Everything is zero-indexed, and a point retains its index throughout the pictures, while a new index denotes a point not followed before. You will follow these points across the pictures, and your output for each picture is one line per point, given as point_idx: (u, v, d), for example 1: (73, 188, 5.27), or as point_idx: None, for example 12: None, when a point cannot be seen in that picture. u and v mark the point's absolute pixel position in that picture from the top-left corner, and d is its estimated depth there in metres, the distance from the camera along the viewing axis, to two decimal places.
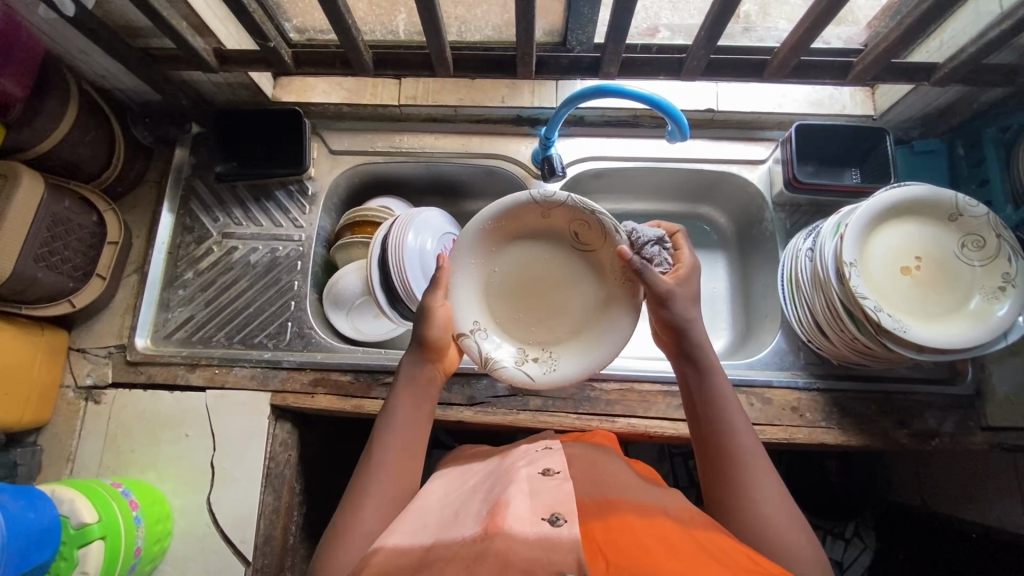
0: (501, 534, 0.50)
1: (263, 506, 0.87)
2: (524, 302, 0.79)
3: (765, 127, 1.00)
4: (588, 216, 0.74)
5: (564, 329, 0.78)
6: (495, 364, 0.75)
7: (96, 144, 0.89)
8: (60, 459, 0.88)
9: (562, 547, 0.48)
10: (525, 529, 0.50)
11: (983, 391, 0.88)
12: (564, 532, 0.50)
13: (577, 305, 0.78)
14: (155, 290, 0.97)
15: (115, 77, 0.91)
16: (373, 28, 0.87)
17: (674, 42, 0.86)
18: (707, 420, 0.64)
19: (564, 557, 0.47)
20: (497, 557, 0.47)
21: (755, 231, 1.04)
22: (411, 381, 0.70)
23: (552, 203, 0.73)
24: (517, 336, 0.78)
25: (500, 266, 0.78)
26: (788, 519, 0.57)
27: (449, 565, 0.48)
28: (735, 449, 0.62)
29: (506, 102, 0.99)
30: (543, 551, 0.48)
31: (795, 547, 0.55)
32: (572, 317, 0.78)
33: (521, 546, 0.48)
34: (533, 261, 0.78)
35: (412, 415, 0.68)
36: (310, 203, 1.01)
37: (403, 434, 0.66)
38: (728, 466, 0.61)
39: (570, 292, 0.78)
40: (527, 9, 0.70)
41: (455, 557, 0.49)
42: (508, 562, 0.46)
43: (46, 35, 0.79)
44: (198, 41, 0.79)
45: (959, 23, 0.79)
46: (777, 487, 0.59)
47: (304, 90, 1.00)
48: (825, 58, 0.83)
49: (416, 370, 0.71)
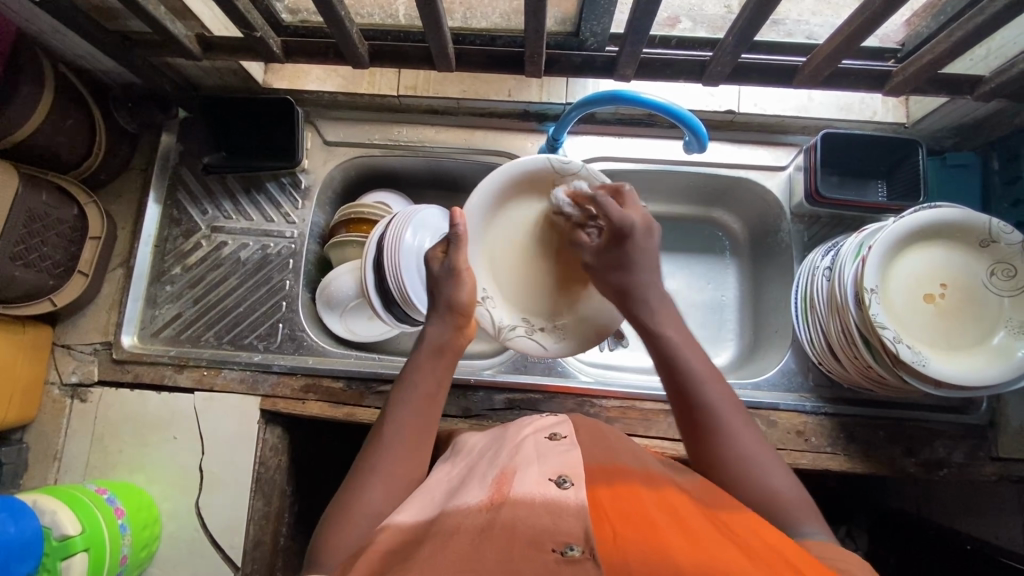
0: (509, 502, 0.49)
1: (252, 512, 0.85)
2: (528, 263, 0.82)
3: (788, 131, 0.94)
4: (595, 186, 0.79)
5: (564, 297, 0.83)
6: (506, 333, 0.81)
7: (76, 131, 0.83)
8: (47, 457, 0.87)
9: (569, 513, 0.47)
10: (532, 493, 0.50)
11: (997, 422, 0.85)
12: (571, 496, 0.49)
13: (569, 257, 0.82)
14: (141, 285, 0.93)
15: (94, 58, 0.84)
16: (371, 11, 0.79)
17: (696, 34, 0.79)
18: (681, 385, 0.61)
19: (570, 524, 0.46)
20: (504, 524, 0.46)
21: (770, 241, 0.99)
22: (436, 347, 0.67)
23: (568, 172, 0.78)
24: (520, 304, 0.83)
25: (497, 229, 0.81)
26: (782, 475, 0.57)
27: (453, 532, 0.47)
28: (711, 408, 0.59)
29: (512, 95, 0.92)
30: (550, 517, 0.47)
31: (783, 491, 0.56)
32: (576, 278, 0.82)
33: (527, 513, 0.47)
34: (529, 221, 0.82)
35: (433, 389, 0.64)
36: (303, 198, 0.97)
37: (419, 404, 0.63)
38: (710, 428, 0.59)
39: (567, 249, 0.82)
40: (540, 6, 0.64)
41: (460, 524, 0.48)
42: (513, 532, 0.45)
43: (16, 14, 0.72)
44: (178, 27, 0.73)
45: (1011, 32, 0.73)
46: (778, 463, 0.58)
47: (298, 77, 0.94)
48: (862, 65, 0.76)
49: (444, 337, 0.68)
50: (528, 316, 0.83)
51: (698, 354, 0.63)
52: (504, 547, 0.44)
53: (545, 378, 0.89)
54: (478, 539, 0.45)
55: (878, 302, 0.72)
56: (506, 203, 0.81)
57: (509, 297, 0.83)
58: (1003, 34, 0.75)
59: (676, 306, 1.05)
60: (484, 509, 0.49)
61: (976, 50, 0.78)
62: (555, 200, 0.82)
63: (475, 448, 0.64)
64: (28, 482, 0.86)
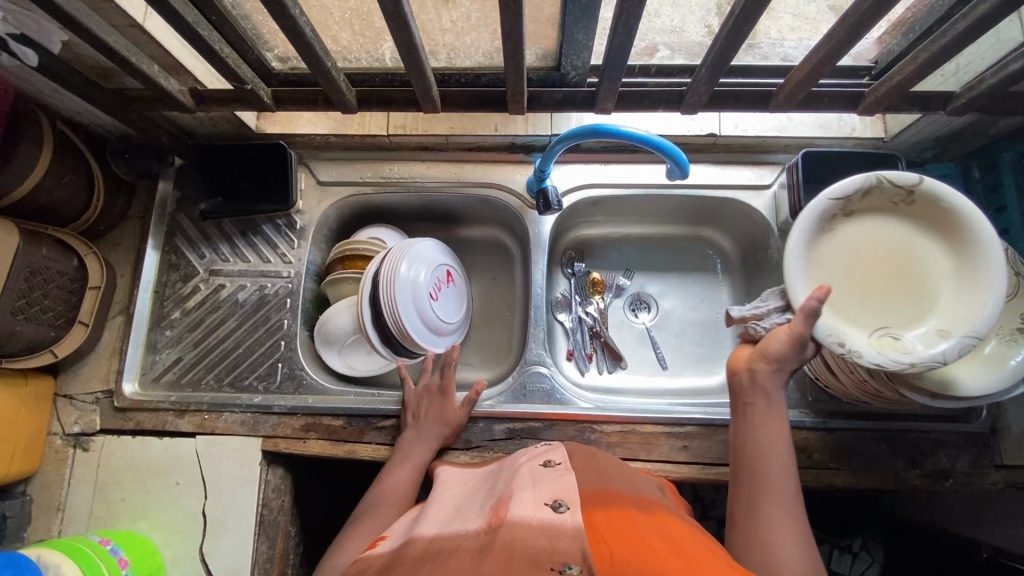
0: (506, 524, 0.48)
1: (257, 555, 0.85)
2: (891, 264, 0.73)
3: (771, 151, 0.96)
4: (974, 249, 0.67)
5: (915, 301, 0.70)
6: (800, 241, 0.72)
7: (74, 184, 0.85)
8: (50, 509, 0.87)
9: (565, 534, 0.46)
10: (528, 515, 0.49)
11: (998, 429, 0.85)
12: (566, 518, 0.48)
13: (888, 302, 0.71)
14: (142, 332, 0.95)
15: (91, 114, 0.87)
16: (359, 56, 0.80)
17: (675, 62, 0.81)
18: (748, 441, 0.64)
19: (567, 544, 0.45)
20: (501, 545, 0.45)
21: (760, 258, 1.00)
22: (406, 453, 0.81)
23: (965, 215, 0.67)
24: (847, 270, 0.73)
25: (894, 237, 0.72)
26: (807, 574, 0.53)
27: (452, 553, 0.46)
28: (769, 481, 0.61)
29: (499, 130, 0.96)
30: (547, 538, 0.45)
31: None
32: (871, 301, 0.71)
33: (525, 533, 0.46)
34: (922, 248, 0.71)
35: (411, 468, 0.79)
36: (299, 237, 0.98)
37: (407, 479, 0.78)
38: (759, 488, 0.61)
39: (919, 286, 0.71)
40: (517, 52, 0.67)
41: (459, 546, 0.48)
42: (511, 550, 0.44)
43: (14, 77, 0.75)
44: (170, 83, 0.76)
45: (978, 49, 0.76)
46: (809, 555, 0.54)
47: (289, 121, 0.97)
48: (836, 88, 0.79)
49: (414, 437, 0.82)
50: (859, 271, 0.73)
51: (778, 419, 0.65)
52: (503, 564, 0.43)
53: (544, 406, 0.89)
54: (477, 557, 0.45)
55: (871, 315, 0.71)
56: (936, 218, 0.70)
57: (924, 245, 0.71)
58: (970, 51, 0.77)
59: (672, 327, 1.05)
60: (482, 533, 0.49)
61: (945, 67, 0.81)
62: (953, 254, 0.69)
63: (476, 485, 0.65)
64: (32, 535, 0.86)
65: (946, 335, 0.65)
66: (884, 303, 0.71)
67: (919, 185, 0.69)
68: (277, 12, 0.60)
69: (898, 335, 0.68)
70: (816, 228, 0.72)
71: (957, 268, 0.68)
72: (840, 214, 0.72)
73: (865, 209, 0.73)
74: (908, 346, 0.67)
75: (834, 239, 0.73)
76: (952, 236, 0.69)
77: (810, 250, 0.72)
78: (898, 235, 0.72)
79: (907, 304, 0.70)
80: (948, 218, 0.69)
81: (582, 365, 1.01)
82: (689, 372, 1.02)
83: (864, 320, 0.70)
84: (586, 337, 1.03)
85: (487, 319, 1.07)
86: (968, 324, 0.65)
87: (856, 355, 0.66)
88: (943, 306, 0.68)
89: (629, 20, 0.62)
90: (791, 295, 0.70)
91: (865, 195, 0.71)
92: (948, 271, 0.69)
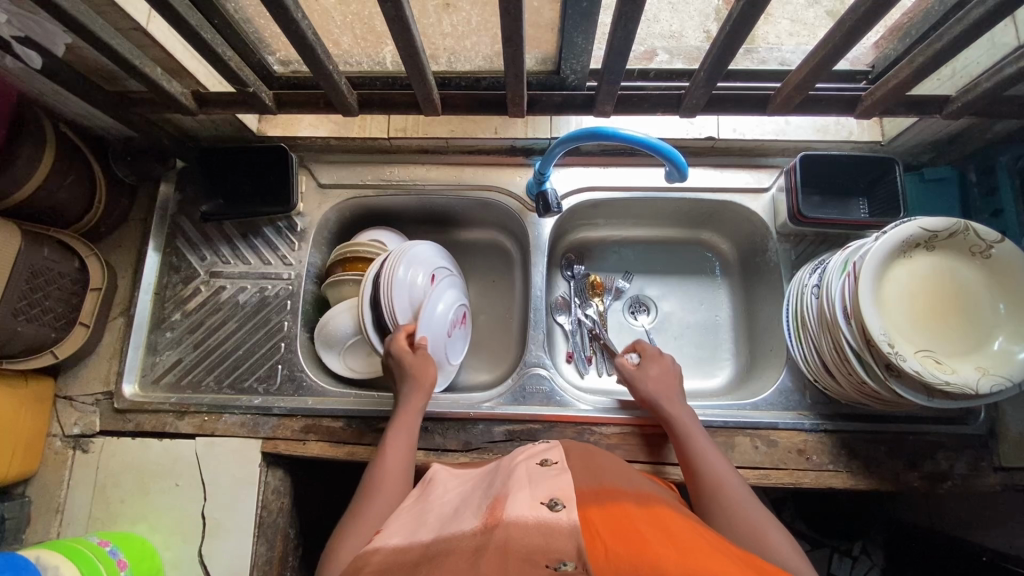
0: (502, 523, 0.48)
1: (256, 557, 0.85)
2: (951, 303, 0.73)
3: (768, 154, 0.97)
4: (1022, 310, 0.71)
5: (965, 340, 0.71)
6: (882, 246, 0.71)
7: (76, 185, 0.86)
8: (49, 510, 0.87)
9: (562, 532, 0.46)
10: (525, 515, 0.49)
11: (996, 431, 0.85)
12: (563, 516, 0.49)
13: (938, 333, 0.72)
14: (142, 333, 0.95)
15: (92, 116, 0.87)
16: (359, 60, 0.81)
17: (673, 67, 0.83)
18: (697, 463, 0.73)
19: (563, 543, 0.45)
20: (498, 543, 0.45)
21: (757, 261, 1.01)
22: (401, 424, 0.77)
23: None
24: (909, 292, 0.73)
25: (959, 278, 0.74)
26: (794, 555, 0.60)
27: (449, 553, 0.47)
28: (723, 483, 0.69)
29: (499, 133, 0.96)
30: (543, 537, 0.45)
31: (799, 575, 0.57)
32: (925, 328, 0.72)
33: (521, 532, 0.46)
34: (980, 296, 0.73)
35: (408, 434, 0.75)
36: (299, 239, 0.99)
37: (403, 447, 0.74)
38: (722, 486, 0.69)
39: (970, 329, 0.72)
40: (517, 55, 0.67)
41: (457, 547, 0.48)
42: (509, 548, 0.44)
43: (16, 79, 0.75)
44: (173, 86, 0.77)
45: (974, 54, 0.76)
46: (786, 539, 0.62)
47: (290, 124, 0.98)
48: (833, 92, 0.79)
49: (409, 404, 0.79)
50: (920, 298, 0.73)
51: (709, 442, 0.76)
52: (501, 561, 0.43)
53: (544, 408, 0.89)
54: (474, 557, 0.44)
55: (899, 323, 0.72)
56: (999, 272, 0.72)
57: (984, 292, 0.73)
58: (966, 55, 0.78)
59: (672, 330, 1.06)
60: (479, 534, 0.49)
61: (942, 71, 0.82)
62: (1005, 308, 0.72)
63: (474, 485, 0.65)
64: (31, 537, 0.86)
65: (985, 372, 0.68)
66: (937, 332, 0.72)
67: (998, 243, 0.71)
68: (279, 16, 0.61)
69: (939, 359, 0.70)
70: (900, 245, 0.72)
71: (1005, 322, 0.71)
72: (923, 245, 0.73)
73: (944, 247, 0.73)
74: (951, 369, 0.68)
75: (905, 262, 0.74)
76: (1013, 295, 0.71)
77: (884, 263, 0.72)
78: (960, 277, 0.73)
79: (956, 342, 0.71)
80: (1016, 278, 0.71)
81: (582, 367, 1.01)
82: (689, 375, 1.02)
83: (913, 337, 0.71)
84: (585, 339, 1.03)
85: (488, 321, 1.07)
86: (1008, 371, 0.68)
87: (899, 357, 0.67)
88: (987, 348, 0.70)
89: (628, 23, 0.62)
90: (862, 291, 0.70)
91: (949, 236, 0.73)
92: (1001, 325, 0.71)
